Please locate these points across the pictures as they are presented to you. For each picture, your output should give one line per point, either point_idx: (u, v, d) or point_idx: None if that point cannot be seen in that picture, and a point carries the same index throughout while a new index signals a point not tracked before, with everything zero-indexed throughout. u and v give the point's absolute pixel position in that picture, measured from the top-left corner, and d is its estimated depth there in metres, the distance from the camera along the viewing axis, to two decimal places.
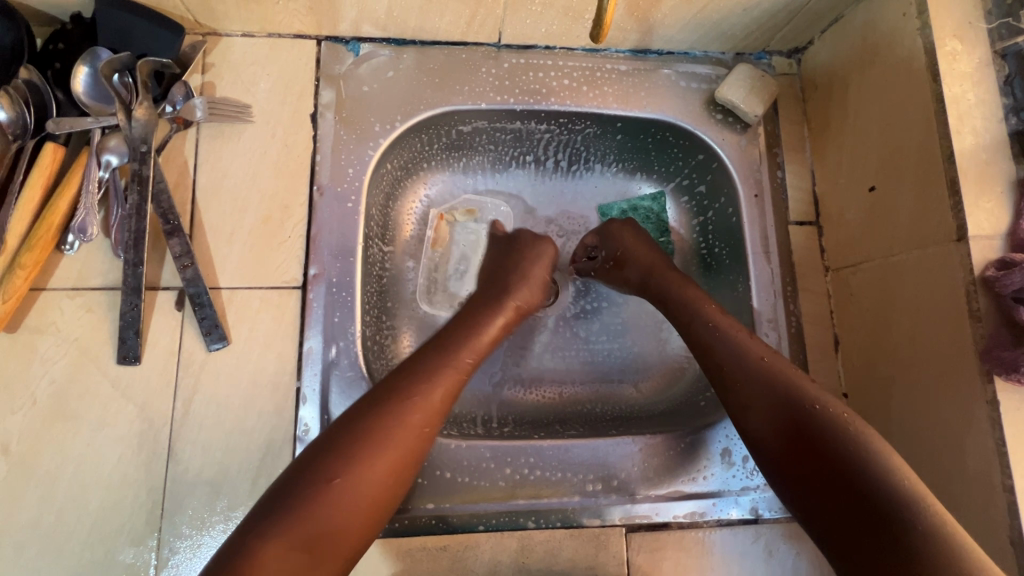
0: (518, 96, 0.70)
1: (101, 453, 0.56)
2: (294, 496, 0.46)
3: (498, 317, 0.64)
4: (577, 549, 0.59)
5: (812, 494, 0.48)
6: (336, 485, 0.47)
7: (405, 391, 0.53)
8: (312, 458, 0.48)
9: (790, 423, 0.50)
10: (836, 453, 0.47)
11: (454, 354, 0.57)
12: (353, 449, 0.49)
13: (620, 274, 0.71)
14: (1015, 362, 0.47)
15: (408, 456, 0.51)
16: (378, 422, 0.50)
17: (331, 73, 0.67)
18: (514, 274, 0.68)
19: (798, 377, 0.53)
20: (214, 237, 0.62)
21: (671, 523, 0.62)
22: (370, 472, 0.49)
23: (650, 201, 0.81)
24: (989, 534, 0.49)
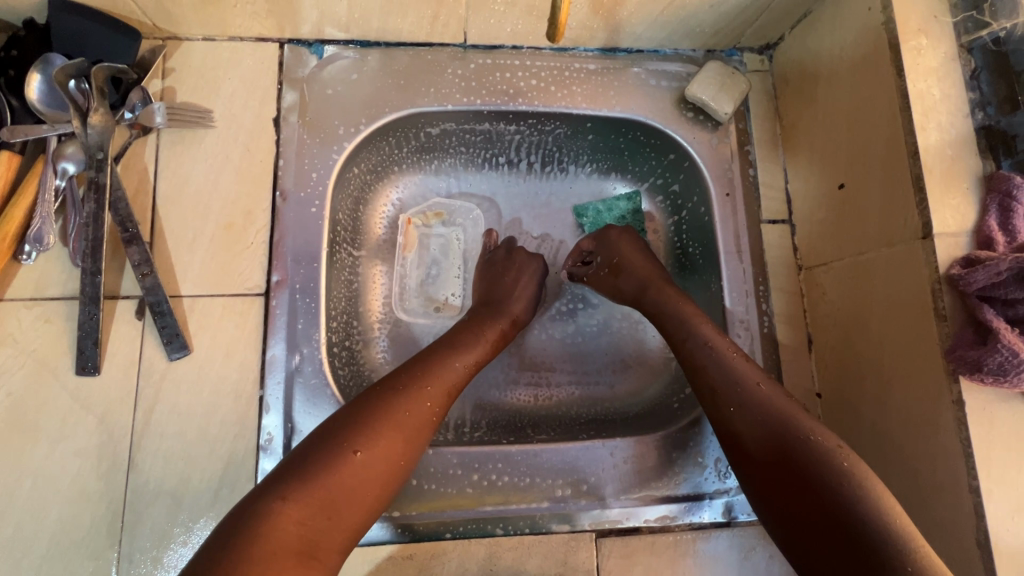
0: (485, 96, 0.69)
1: (59, 466, 0.55)
2: (319, 464, 0.46)
3: (496, 328, 0.65)
4: (546, 556, 0.59)
5: (800, 509, 0.47)
6: (358, 457, 0.47)
7: (421, 377, 0.55)
8: (337, 427, 0.49)
9: (779, 443, 0.50)
10: (825, 481, 0.46)
11: (467, 348, 0.61)
12: (374, 424, 0.49)
13: (613, 283, 0.70)
14: (979, 361, 0.46)
15: (419, 440, 0.52)
16: (398, 402, 0.51)
17: (294, 77, 0.66)
18: (511, 290, 0.69)
19: (783, 405, 0.52)
20: (175, 244, 0.61)
21: (642, 527, 0.61)
22: (387, 449, 0.49)
23: (625, 202, 0.79)
24: (956, 535, 0.49)
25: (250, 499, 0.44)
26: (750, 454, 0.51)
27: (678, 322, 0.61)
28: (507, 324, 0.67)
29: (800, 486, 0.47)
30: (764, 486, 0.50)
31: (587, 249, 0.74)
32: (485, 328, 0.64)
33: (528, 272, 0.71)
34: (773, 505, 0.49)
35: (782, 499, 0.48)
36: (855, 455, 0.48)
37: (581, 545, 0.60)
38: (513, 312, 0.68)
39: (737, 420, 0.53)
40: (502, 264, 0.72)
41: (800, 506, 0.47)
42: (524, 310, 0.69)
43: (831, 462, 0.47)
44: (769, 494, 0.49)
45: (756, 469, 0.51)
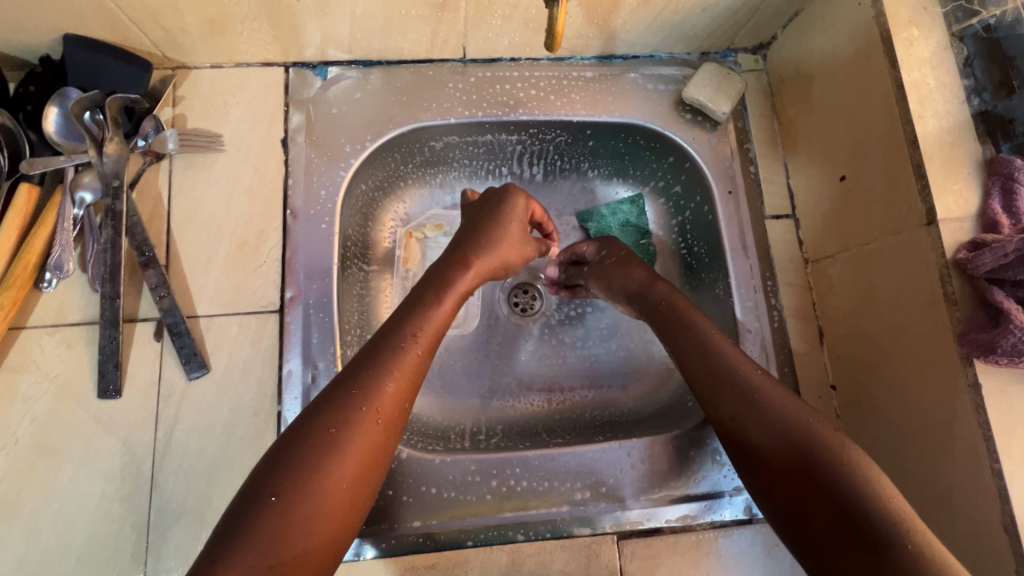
0: (486, 109, 0.71)
1: (84, 489, 0.56)
2: (247, 516, 0.42)
3: (455, 291, 0.59)
4: (569, 560, 0.58)
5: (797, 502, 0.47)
6: (283, 500, 0.42)
7: (349, 387, 0.49)
8: (261, 474, 0.44)
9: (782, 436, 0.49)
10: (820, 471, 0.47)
11: (401, 335, 0.53)
12: (299, 458, 0.44)
13: (623, 271, 0.67)
14: (993, 343, 0.46)
15: (362, 458, 0.46)
16: (320, 424, 0.46)
17: (299, 98, 0.68)
18: (483, 242, 0.64)
19: (793, 407, 0.51)
20: (191, 267, 0.62)
21: (663, 528, 0.60)
22: (320, 480, 0.44)
23: (628, 205, 0.80)
24: (983, 520, 0.48)
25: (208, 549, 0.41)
26: (764, 455, 0.50)
27: (686, 314, 0.60)
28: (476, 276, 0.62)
29: (805, 491, 0.47)
30: (775, 489, 0.49)
31: (586, 249, 0.73)
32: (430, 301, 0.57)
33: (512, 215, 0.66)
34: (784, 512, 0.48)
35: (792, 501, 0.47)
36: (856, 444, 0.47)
37: (603, 547, 0.59)
38: (472, 263, 0.62)
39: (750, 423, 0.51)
40: (477, 215, 0.67)
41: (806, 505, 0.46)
42: (514, 252, 0.66)
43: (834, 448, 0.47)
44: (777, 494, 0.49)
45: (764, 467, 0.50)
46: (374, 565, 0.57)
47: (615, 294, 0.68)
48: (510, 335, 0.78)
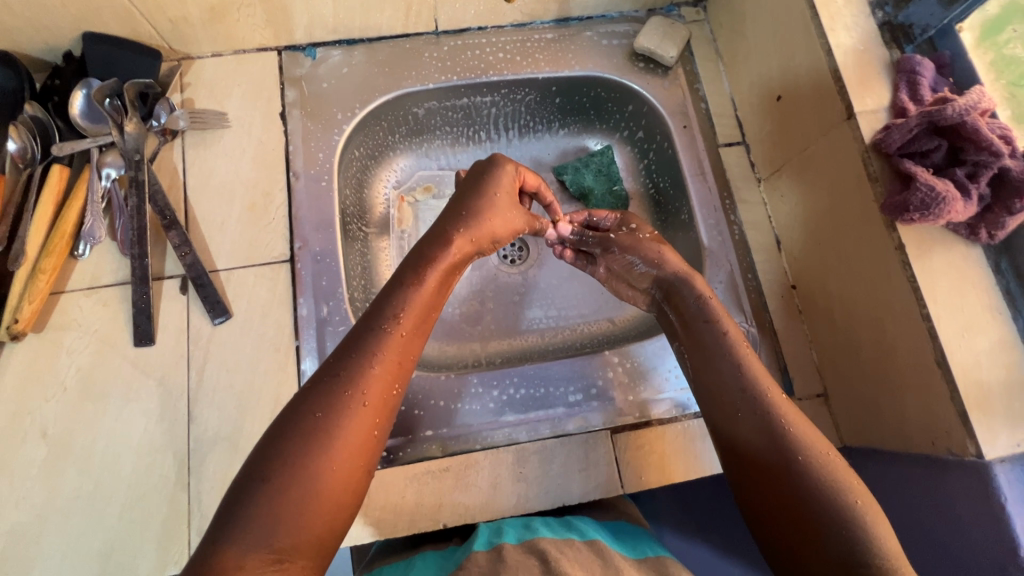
0: (460, 73, 0.79)
1: (127, 427, 0.62)
2: (245, 499, 0.44)
3: (436, 268, 0.60)
4: (569, 454, 0.65)
5: (757, 484, 0.50)
6: (272, 483, 0.45)
7: (334, 371, 0.51)
8: (253, 460, 0.46)
9: (758, 420, 0.52)
10: (791, 448, 0.50)
11: (383, 320, 0.55)
12: (286, 443, 0.46)
13: (657, 248, 0.66)
14: (905, 202, 0.53)
15: (352, 441, 0.48)
16: (307, 409, 0.48)
17: (293, 76, 0.76)
18: (466, 219, 0.65)
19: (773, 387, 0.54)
20: (208, 228, 0.69)
21: (652, 421, 0.67)
22: (309, 464, 0.46)
23: (600, 155, 0.87)
24: (922, 362, 0.55)
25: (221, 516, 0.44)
26: (736, 439, 0.53)
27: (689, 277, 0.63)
28: (459, 249, 0.63)
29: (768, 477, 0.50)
30: (739, 463, 0.52)
31: (606, 219, 0.74)
32: (410, 280, 0.58)
33: (498, 185, 0.67)
34: (749, 509, 0.51)
35: (763, 503, 0.50)
36: (825, 441, 0.51)
37: (599, 441, 0.66)
38: (454, 241, 0.63)
39: (740, 422, 0.53)
40: (466, 187, 0.69)
41: (783, 513, 0.48)
42: (502, 223, 0.67)
43: (814, 447, 0.50)
44: (742, 482, 0.51)
45: (741, 458, 0.52)
46: (393, 472, 0.63)
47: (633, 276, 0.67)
48: (500, 283, 0.85)
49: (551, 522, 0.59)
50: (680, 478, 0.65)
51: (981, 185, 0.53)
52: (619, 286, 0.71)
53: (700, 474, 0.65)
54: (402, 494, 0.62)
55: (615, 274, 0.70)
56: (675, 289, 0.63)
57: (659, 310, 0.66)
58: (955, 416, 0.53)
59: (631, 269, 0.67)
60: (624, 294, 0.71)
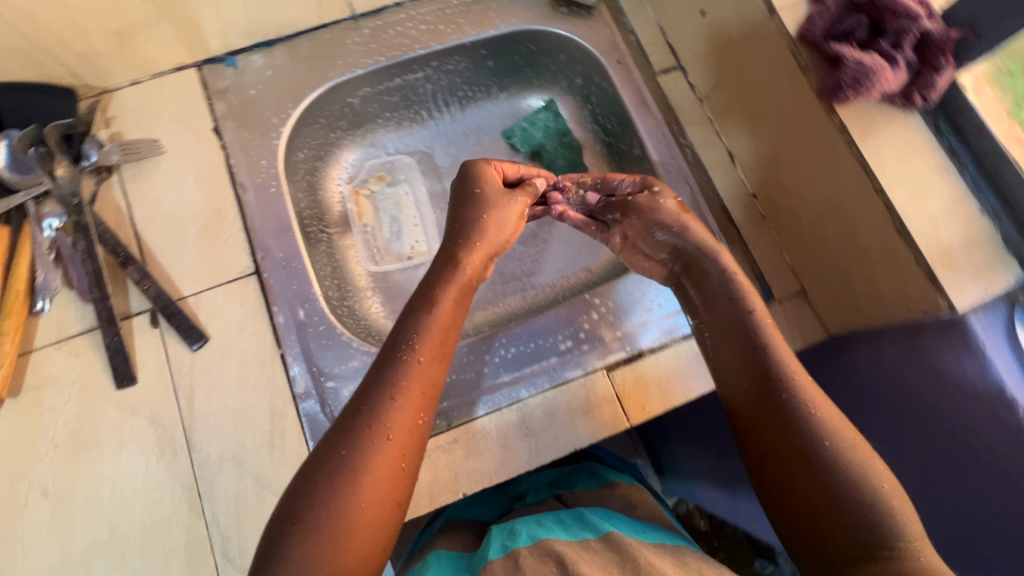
0: (387, 53, 0.77)
1: (128, 469, 0.61)
2: (279, 542, 0.46)
3: (449, 288, 0.60)
4: (571, 399, 0.66)
5: (774, 472, 0.50)
6: (302, 526, 0.46)
7: (357, 408, 0.52)
8: (286, 504, 0.48)
9: (773, 409, 0.51)
10: (807, 433, 0.49)
11: (403, 353, 0.55)
12: (315, 484, 0.48)
13: (679, 218, 0.64)
14: (837, 83, 0.55)
15: (379, 475, 0.49)
16: (333, 448, 0.50)
17: (218, 89, 0.74)
18: (468, 231, 0.64)
19: (784, 353, 0.54)
20: (166, 257, 0.68)
21: (644, 351, 0.68)
22: (337, 503, 0.47)
23: (544, 112, 0.89)
24: (884, 235, 0.57)
25: (262, 553, 0.46)
26: (757, 427, 0.52)
27: (714, 250, 0.61)
28: (473, 263, 0.63)
29: (789, 468, 0.49)
30: (760, 453, 0.51)
31: (624, 183, 0.69)
32: (423, 304, 0.58)
33: (483, 185, 0.66)
34: (770, 500, 0.50)
35: (789, 493, 0.49)
36: (851, 425, 0.50)
37: (597, 381, 0.67)
38: (463, 261, 0.62)
39: (757, 408, 0.52)
40: (452, 202, 0.68)
41: (803, 503, 0.48)
42: (501, 219, 0.66)
43: (840, 429, 0.49)
44: (765, 471, 0.51)
45: (759, 443, 0.52)
46: None
47: (659, 244, 0.65)
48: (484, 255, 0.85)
49: (563, 523, 0.61)
50: (681, 400, 0.66)
51: (906, 52, 0.54)
52: (633, 255, 0.70)
53: (699, 393, 0.67)
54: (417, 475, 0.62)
55: (631, 243, 0.69)
56: (697, 262, 0.62)
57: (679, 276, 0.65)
58: (923, 277, 0.54)
59: (652, 238, 0.66)
60: (638, 264, 0.70)
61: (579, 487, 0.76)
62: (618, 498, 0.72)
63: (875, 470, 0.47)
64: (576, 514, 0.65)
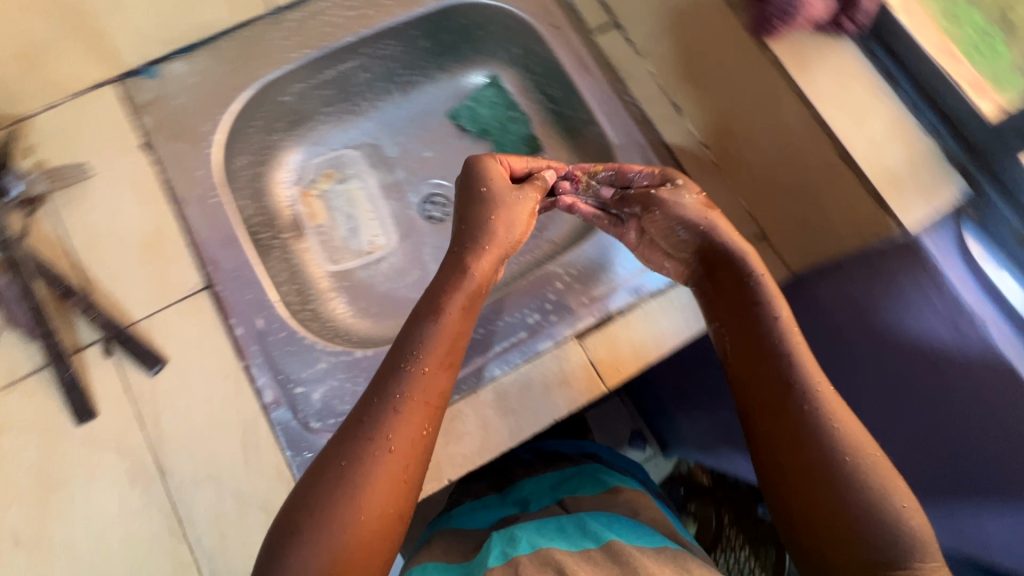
0: (316, 45, 0.75)
1: (102, 505, 0.59)
2: (279, 551, 0.48)
3: (455, 298, 0.60)
4: (545, 371, 0.65)
5: (794, 482, 0.52)
6: (302, 535, 0.48)
7: (358, 418, 0.53)
8: (286, 512, 0.50)
9: (800, 425, 0.53)
10: (832, 449, 0.51)
11: (409, 367, 0.55)
12: (315, 493, 0.49)
13: (704, 213, 0.63)
14: (766, 21, 0.61)
15: (381, 487, 0.50)
16: (334, 458, 0.51)
17: (140, 102, 0.71)
18: (478, 234, 0.64)
19: (809, 362, 0.56)
20: (110, 283, 0.65)
21: (614, 313, 0.68)
22: (337, 513, 0.49)
23: (487, 89, 0.89)
24: (828, 166, 0.60)
25: (265, 557, 0.48)
26: (780, 437, 0.53)
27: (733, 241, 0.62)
28: (481, 270, 0.63)
29: (810, 481, 0.51)
30: (780, 463, 0.53)
31: (640, 175, 0.67)
32: (429, 315, 0.58)
33: (488, 182, 0.66)
34: (785, 511, 0.53)
35: (800, 501, 0.52)
36: (872, 441, 0.52)
37: (569, 350, 0.66)
38: (470, 267, 0.62)
39: (783, 418, 0.54)
40: (459, 202, 0.68)
41: (823, 520, 0.50)
42: (510, 219, 0.66)
43: (864, 445, 0.51)
44: (784, 478, 0.53)
45: (778, 454, 0.53)
46: None
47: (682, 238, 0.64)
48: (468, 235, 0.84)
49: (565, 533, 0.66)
50: (655, 356, 0.66)
51: None
52: (652, 254, 0.67)
53: (671, 346, 0.67)
54: None
55: (650, 239, 0.67)
56: (719, 256, 0.62)
57: (701, 275, 0.64)
58: (871, 201, 0.58)
59: (672, 234, 0.64)
60: (657, 262, 0.67)
61: (579, 490, 0.79)
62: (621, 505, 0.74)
63: (898, 491, 0.50)
64: (576, 521, 0.69)
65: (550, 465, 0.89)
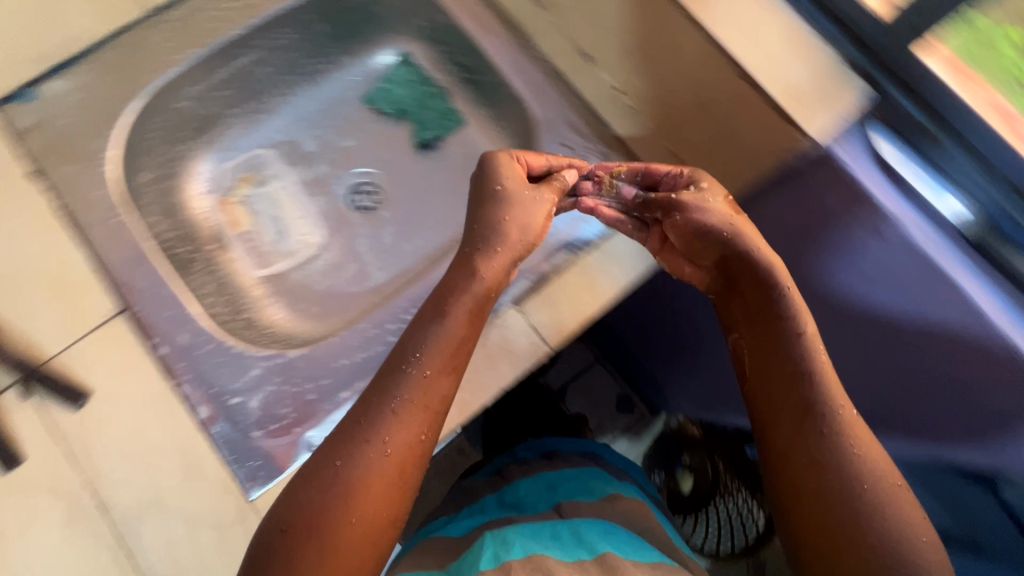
0: (204, 43, 0.71)
1: (41, 552, 0.56)
2: (265, 555, 0.46)
3: (462, 298, 0.57)
4: (487, 342, 0.63)
5: (811, 522, 0.47)
6: (289, 538, 0.46)
7: (356, 418, 0.51)
8: (276, 512, 0.48)
9: (814, 461, 0.48)
10: (848, 489, 0.47)
11: (412, 370, 0.53)
12: (307, 495, 0.47)
13: (728, 214, 0.58)
14: None
15: (375, 495, 0.48)
16: (329, 459, 0.49)
17: (20, 126, 0.66)
18: (489, 234, 0.60)
19: (834, 382, 0.51)
20: (15, 321, 0.61)
21: (549, 273, 0.67)
22: (328, 520, 0.46)
23: (402, 68, 0.87)
24: (732, 90, 0.58)
25: (253, 552, 0.46)
26: (793, 470, 0.49)
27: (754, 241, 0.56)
28: (492, 270, 0.59)
29: (824, 518, 0.47)
30: (793, 502, 0.49)
31: (667, 176, 0.63)
32: (434, 316, 0.55)
33: (500, 177, 0.62)
34: (799, 550, 0.48)
35: (814, 539, 0.47)
36: (896, 471, 0.48)
37: (509, 317, 0.65)
38: (480, 268, 0.58)
39: (797, 448, 0.49)
40: (473, 199, 0.64)
41: (841, 568, 0.46)
42: (523, 215, 0.61)
43: (884, 478, 0.47)
44: (796, 513, 0.49)
45: (793, 491, 0.49)
46: None
47: (705, 241, 0.58)
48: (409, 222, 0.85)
49: (561, 545, 0.69)
50: (597, 309, 0.65)
51: None
52: (676, 262, 0.62)
53: (611, 297, 0.65)
54: None
55: (672, 246, 0.61)
56: (746, 257, 0.56)
57: (726, 286, 0.58)
58: (781, 121, 0.56)
59: (693, 236, 0.59)
60: (678, 268, 0.63)
61: (575, 496, 0.80)
62: (617, 513, 0.77)
63: (924, 539, 0.45)
64: (570, 528, 0.72)
65: (546, 463, 0.90)
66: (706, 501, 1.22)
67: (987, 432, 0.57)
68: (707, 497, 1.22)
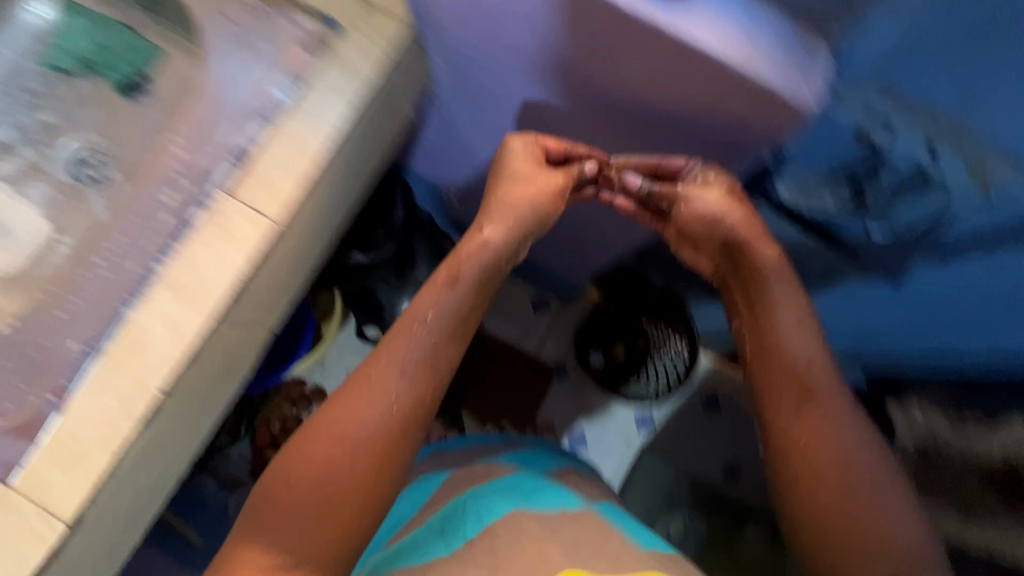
0: None
1: None
2: (275, 496, 0.57)
3: (472, 271, 0.70)
4: (206, 241, 0.60)
5: (778, 433, 0.66)
6: (298, 481, 0.57)
7: (366, 376, 0.63)
8: (286, 460, 0.59)
9: (796, 399, 0.66)
10: (805, 416, 0.65)
11: (425, 335, 0.66)
12: (314, 441, 0.59)
13: (727, 207, 0.69)
14: None
15: (377, 445, 0.60)
16: (339, 411, 0.61)
17: None
18: (512, 212, 0.72)
19: (812, 340, 0.68)
20: None
21: (252, 149, 0.62)
22: (343, 463, 0.58)
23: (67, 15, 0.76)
24: None
25: (260, 491, 0.59)
26: (765, 400, 0.68)
27: (753, 230, 0.70)
28: (506, 244, 0.73)
29: (786, 435, 0.65)
30: (767, 420, 0.67)
31: (677, 173, 0.71)
32: (445, 287, 0.69)
33: (516, 163, 0.72)
34: (775, 470, 0.65)
35: (779, 450, 0.65)
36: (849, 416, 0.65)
37: (223, 207, 0.61)
38: (490, 241, 0.72)
39: (778, 381, 0.67)
40: (494, 183, 0.75)
41: (803, 477, 0.63)
42: (523, 191, 0.72)
43: (840, 419, 0.64)
44: (768, 431, 0.67)
45: (773, 418, 0.66)
46: (84, 394, 0.57)
47: (709, 242, 0.74)
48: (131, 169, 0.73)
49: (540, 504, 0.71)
50: (311, 166, 0.62)
51: None
52: (682, 245, 0.78)
53: (323, 150, 0.62)
54: (116, 402, 0.56)
55: (684, 236, 0.76)
56: (737, 247, 0.71)
57: (728, 265, 0.74)
58: None
59: (697, 227, 0.73)
60: (686, 251, 0.79)
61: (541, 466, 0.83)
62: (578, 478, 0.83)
63: (856, 456, 0.62)
64: (552, 490, 0.75)
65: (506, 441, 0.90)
66: (642, 359, 1.26)
67: (716, 97, 0.59)
68: (642, 356, 1.26)
